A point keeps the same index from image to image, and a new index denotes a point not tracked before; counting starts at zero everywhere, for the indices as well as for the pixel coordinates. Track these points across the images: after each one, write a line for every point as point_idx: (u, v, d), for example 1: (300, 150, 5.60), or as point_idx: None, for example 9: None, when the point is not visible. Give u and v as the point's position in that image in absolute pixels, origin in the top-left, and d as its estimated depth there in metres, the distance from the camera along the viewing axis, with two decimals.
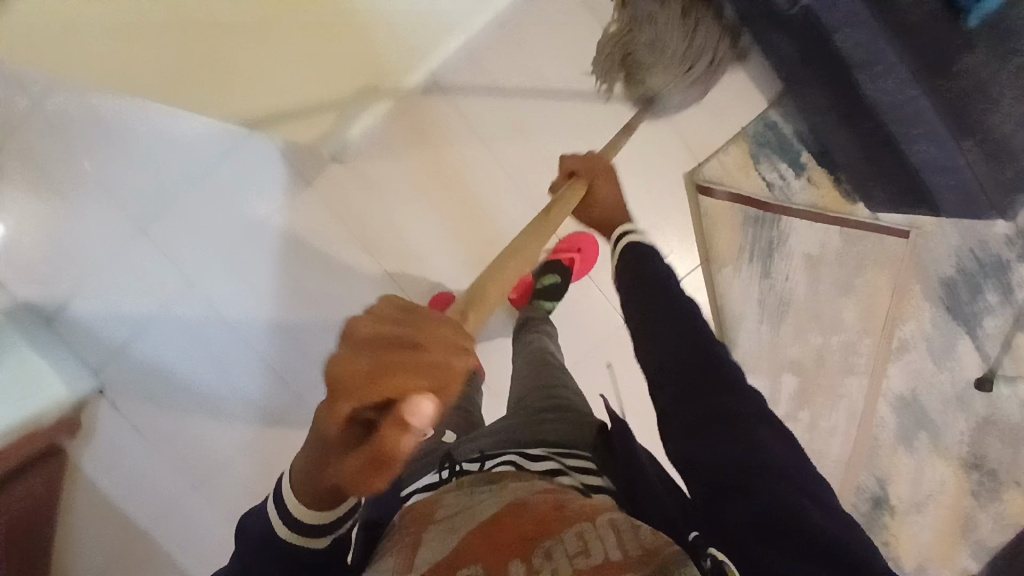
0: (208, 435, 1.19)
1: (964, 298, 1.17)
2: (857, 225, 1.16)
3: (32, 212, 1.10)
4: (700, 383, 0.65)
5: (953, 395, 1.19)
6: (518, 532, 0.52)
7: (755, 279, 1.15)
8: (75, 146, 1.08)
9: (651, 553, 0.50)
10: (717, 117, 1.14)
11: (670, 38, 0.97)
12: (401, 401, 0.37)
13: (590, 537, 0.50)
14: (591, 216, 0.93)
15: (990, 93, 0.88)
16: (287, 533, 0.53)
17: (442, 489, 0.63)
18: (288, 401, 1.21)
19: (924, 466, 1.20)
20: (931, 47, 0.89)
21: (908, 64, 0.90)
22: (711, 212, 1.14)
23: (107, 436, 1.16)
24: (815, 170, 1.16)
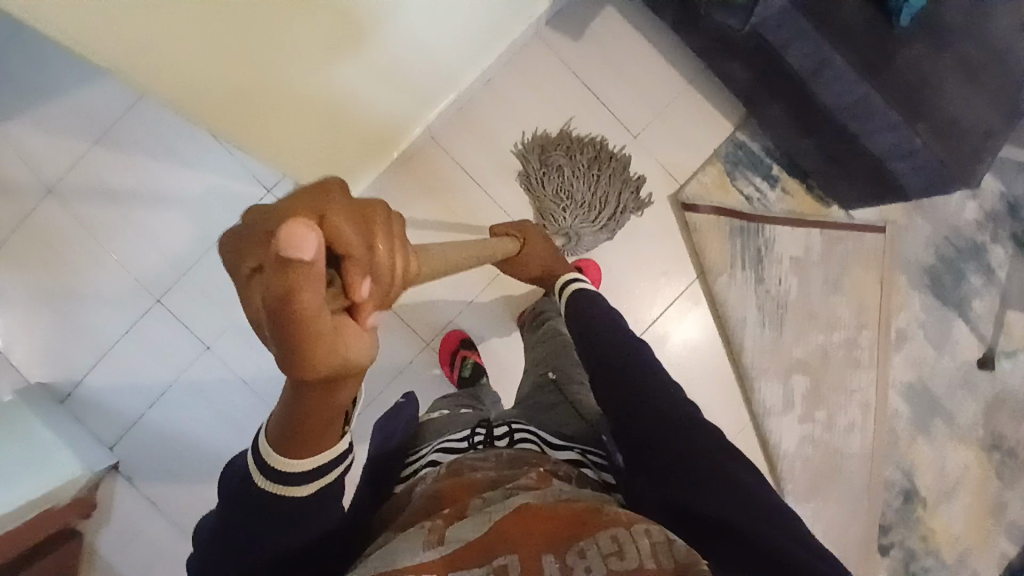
0: None
1: (948, 285, 1.23)
2: (835, 226, 1.23)
3: (48, 294, 1.12)
4: (680, 427, 0.67)
5: (958, 377, 1.22)
6: (552, 531, 0.55)
7: (750, 285, 1.21)
8: (89, 224, 1.12)
9: (683, 566, 0.52)
10: (689, 143, 1.24)
11: (575, 189, 1.18)
12: (278, 240, 0.30)
13: (623, 539, 0.53)
14: (531, 269, 1.02)
15: (932, 82, 0.99)
16: (262, 478, 0.46)
17: (471, 455, 0.69)
18: None
19: (945, 453, 1.21)
20: (872, 44, 0.98)
21: (854, 60, 0.98)
22: (700, 225, 1.21)
23: (119, 515, 1.14)
24: (787, 181, 1.24)
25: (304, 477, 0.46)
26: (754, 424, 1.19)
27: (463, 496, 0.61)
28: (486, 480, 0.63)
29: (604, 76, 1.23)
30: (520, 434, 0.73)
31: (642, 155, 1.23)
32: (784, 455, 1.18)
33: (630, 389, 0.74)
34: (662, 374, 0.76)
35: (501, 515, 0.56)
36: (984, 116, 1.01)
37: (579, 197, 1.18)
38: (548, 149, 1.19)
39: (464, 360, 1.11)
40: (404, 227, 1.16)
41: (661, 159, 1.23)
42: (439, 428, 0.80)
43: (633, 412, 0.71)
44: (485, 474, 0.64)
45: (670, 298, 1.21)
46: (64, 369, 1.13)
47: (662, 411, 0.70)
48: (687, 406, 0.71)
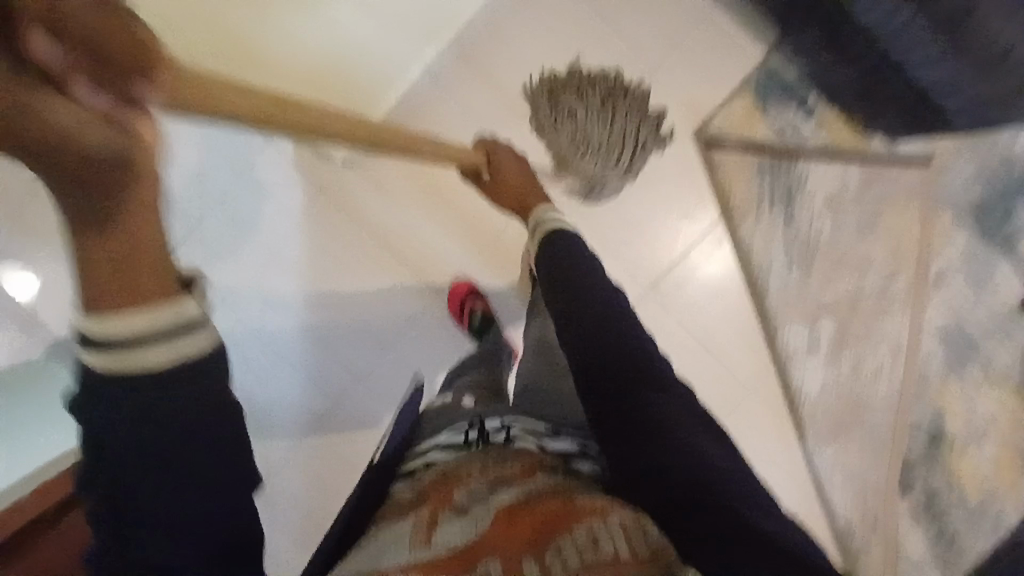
0: (266, 456, 1.16)
1: (994, 223, 1.15)
2: (873, 161, 1.15)
3: None
4: (637, 386, 0.65)
5: (996, 319, 1.17)
6: (529, 528, 0.54)
7: (777, 227, 1.15)
8: None
9: (656, 555, 0.48)
10: (714, 73, 1.15)
11: (592, 132, 1.08)
12: None
13: (599, 530, 0.50)
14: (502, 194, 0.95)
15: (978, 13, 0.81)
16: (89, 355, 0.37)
17: (466, 454, 0.70)
18: (335, 408, 1.17)
19: (976, 394, 1.17)
20: None
21: None
22: (725, 166, 1.15)
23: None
24: (823, 111, 1.15)
25: (128, 348, 0.37)
26: (777, 370, 1.16)
27: (450, 496, 0.63)
28: (472, 480, 0.65)
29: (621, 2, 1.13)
30: (514, 430, 0.75)
31: (664, 88, 1.14)
32: (806, 401, 1.16)
33: (592, 348, 0.69)
34: (639, 332, 0.71)
35: (484, 528, 0.55)
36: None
37: (595, 141, 1.08)
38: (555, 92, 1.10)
39: (472, 311, 1.12)
40: (411, 183, 1.16)
41: (684, 92, 1.15)
42: (436, 426, 0.81)
43: (600, 377, 0.67)
44: (471, 476, 0.65)
45: (691, 242, 1.16)
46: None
47: (633, 373, 0.66)
48: (660, 368, 0.68)
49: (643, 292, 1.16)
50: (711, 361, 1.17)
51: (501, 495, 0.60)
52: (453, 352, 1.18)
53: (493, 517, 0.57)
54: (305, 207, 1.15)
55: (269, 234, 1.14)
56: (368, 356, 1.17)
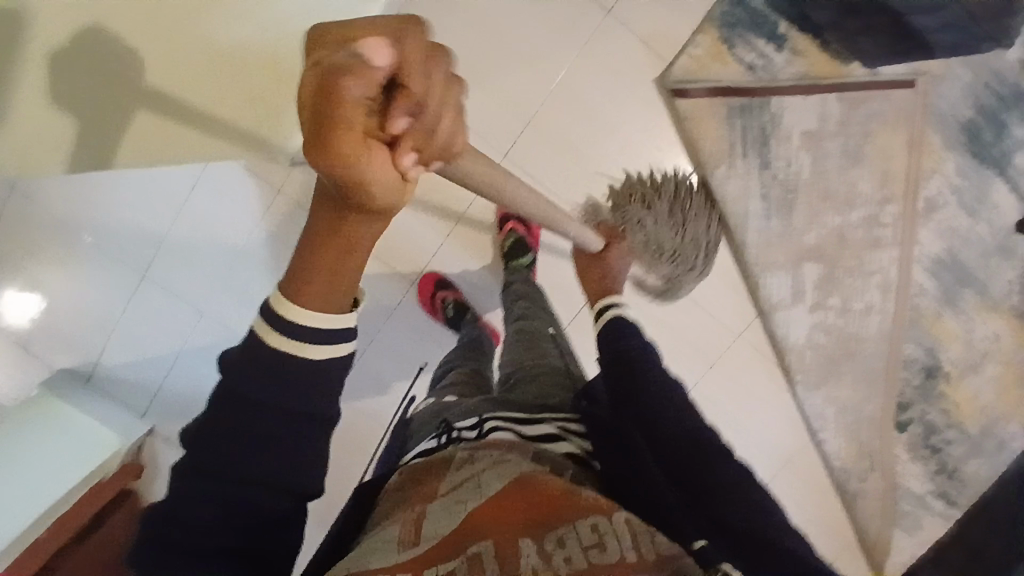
0: None
1: (989, 140, 1.09)
2: (855, 87, 1.06)
3: (51, 281, 1.11)
4: (673, 405, 0.65)
5: (994, 244, 1.12)
6: (524, 516, 0.46)
7: (753, 171, 1.07)
8: (67, 212, 1.09)
9: (665, 562, 0.44)
10: (675, 10, 1.05)
11: (663, 236, 1.02)
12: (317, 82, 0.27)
13: (605, 530, 0.45)
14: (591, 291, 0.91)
15: None
16: (260, 319, 0.37)
17: (443, 452, 0.60)
18: None
19: (974, 324, 1.14)
20: None
21: None
22: (692, 113, 1.06)
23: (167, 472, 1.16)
24: (797, 38, 1.05)
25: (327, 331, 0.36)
26: (761, 319, 1.13)
27: (435, 481, 0.54)
28: (454, 471, 0.55)
29: None
30: (489, 422, 0.65)
31: (621, 32, 1.05)
32: (793, 347, 1.13)
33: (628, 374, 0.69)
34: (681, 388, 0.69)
35: (476, 505, 0.48)
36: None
37: (669, 248, 1.03)
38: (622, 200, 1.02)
39: (444, 301, 1.12)
40: None
41: (643, 34, 1.06)
42: (405, 439, 0.70)
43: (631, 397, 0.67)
44: (449, 467, 0.56)
45: None
46: (80, 349, 1.14)
47: (683, 426, 0.63)
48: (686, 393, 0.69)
49: None
50: (691, 314, 1.14)
51: (489, 475, 0.52)
52: (429, 337, 1.17)
53: (483, 498, 0.48)
54: (262, 208, 1.09)
55: (232, 246, 1.10)
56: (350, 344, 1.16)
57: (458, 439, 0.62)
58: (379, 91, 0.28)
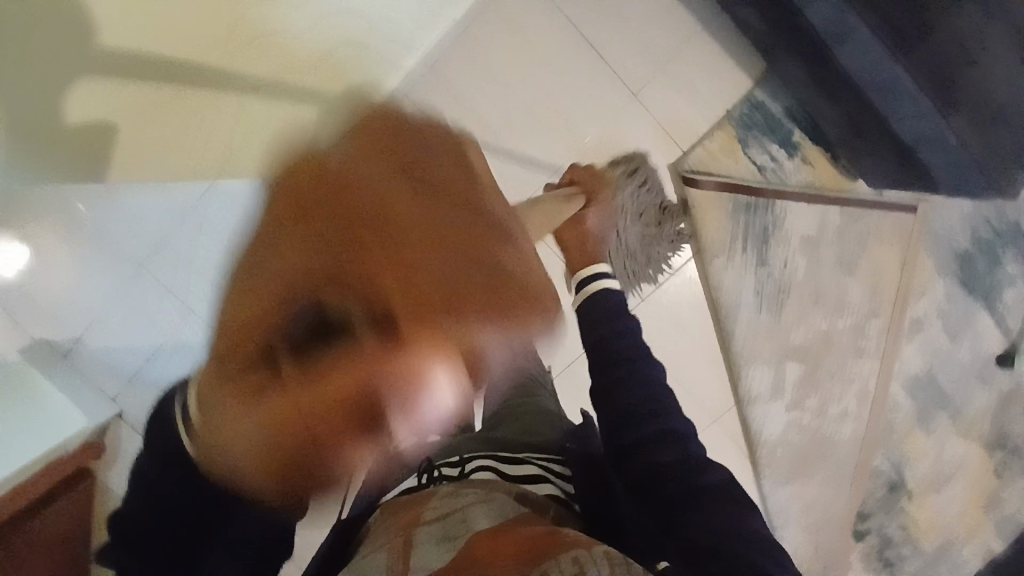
0: None
1: (982, 272, 1.13)
2: (856, 202, 1.11)
3: (56, 253, 1.08)
4: (645, 408, 0.70)
5: (972, 371, 1.16)
6: (509, 545, 0.46)
7: (750, 267, 1.11)
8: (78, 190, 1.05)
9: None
10: (697, 104, 1.08)
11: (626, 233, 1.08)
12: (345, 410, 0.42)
13: (584, 559, 0.43)
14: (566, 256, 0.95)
15: (970, 49, 0.82)
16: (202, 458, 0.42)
17: (427, 492, 0.62)
18: None
19: (944, 445, 1.17)
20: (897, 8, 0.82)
21: (871, 27, 0.83)
22: (698, 202, 1.09)
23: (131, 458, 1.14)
24: (809, 149, 1.10)
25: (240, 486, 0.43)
26: (739, 410, 1.13)
27: (422, 510, 0.57)
28: (440, 510, 0.56)
29: (603, 24, 1.06)
30: (473, 461, 0.67)
31: (641, 113, 1.08)
32: (765, 442, 1.13)
33: (608, 373, 0.75)
34: (659, 381, 0.74)
35: (466, 540, 0.49)
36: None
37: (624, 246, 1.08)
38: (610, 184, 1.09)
39: None
40: None
41: (662, 117, 1.08)
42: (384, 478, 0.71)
43: (611, 399, 0.73)
44: (435, 498, 0.59)
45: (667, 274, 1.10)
46: (61, 327, 1.10)
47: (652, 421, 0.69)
48: (664, 389, 0.73)
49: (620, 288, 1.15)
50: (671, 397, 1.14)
51: (476, 512, 0.54)
52: None
53: (473, 533, 0.50)
54: None
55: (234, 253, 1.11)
56: None
57: (440, 478, 0.65)
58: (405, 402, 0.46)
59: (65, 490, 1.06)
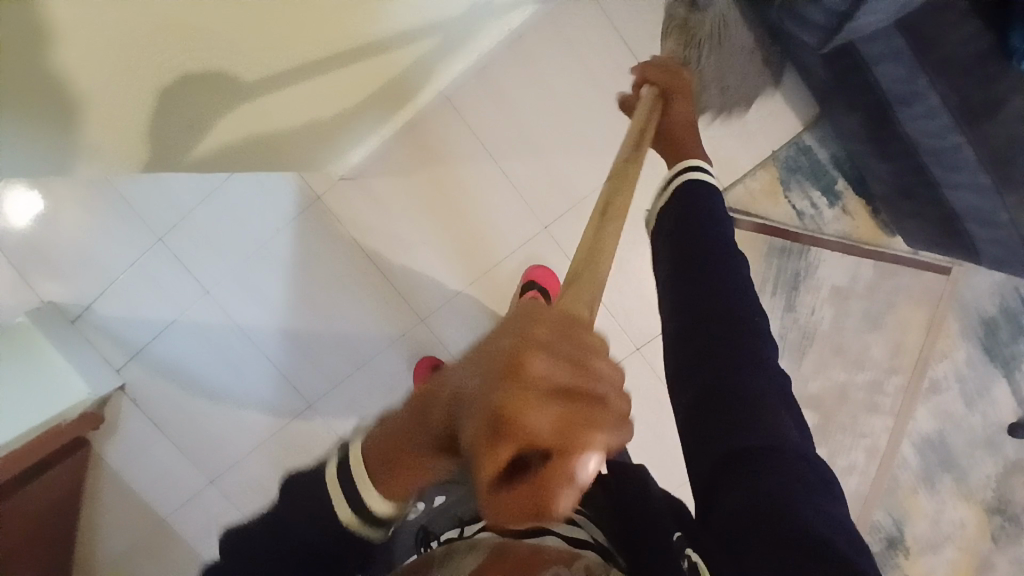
0: (225, 433, 1.15)
1: (1003, 339, 1.12)
2: (892, 258, 1.09)
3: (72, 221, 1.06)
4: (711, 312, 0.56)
5: (981, 438, 1.15)
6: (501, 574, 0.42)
7: (777, 312, 1.10)
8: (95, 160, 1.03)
9: None
10: (745, 141, 1.06)
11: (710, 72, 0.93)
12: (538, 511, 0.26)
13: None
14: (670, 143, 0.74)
15: None
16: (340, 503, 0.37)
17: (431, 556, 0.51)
18: (298, 407, 1.15)
19: (944, 507, 1.16)
20: (967, 83, 0.81)
21: (942, 94, 0.83)
22: (733, 242, 1.08)
23: (130, 430, 1.14)
24: (850, 199, 1.09)
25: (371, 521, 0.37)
26: None
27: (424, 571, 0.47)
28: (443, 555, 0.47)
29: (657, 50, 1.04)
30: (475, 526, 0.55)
31: None
32: None
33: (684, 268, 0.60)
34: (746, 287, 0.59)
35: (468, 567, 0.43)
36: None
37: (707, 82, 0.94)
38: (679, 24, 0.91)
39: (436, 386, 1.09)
40: (405, 217, 1.10)
41: (707, 151, 1.06)
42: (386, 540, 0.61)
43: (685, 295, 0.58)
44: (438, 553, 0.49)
45: None
46: (75, 291, 1.09)
47: (712, 327, 0.55)
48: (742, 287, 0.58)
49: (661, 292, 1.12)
50: None
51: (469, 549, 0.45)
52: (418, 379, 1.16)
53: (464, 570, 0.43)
54: (296, 212, 1.08)
55: (257, 238, 1.09)
56: (340, 363, 1.14)
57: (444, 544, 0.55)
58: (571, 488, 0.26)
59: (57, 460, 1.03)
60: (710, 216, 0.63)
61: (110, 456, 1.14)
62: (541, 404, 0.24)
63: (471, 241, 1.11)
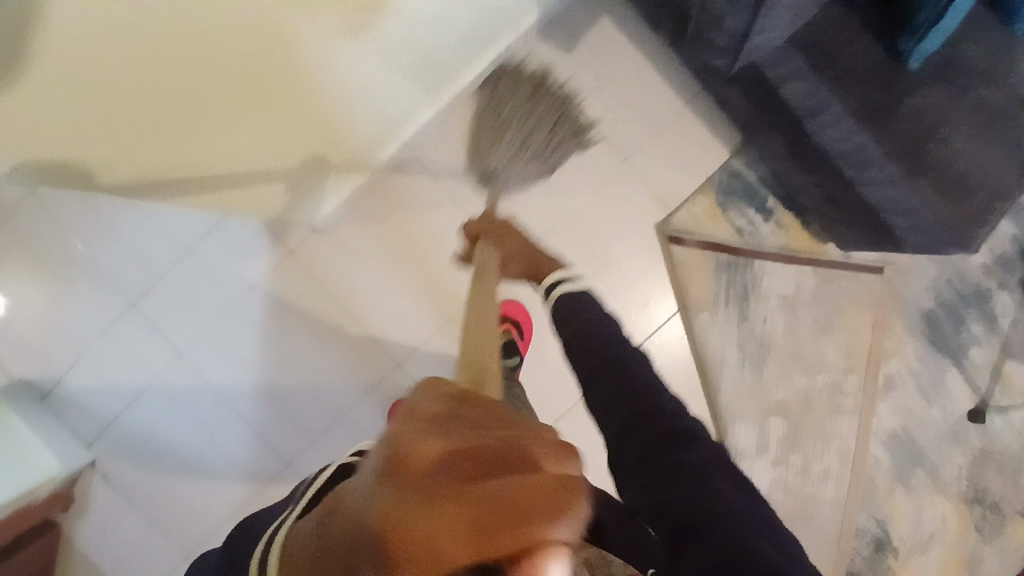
0: (198, 505, 1.11)
1: (947, 331, 1.19)
2: (829, 264, 1.18)
3: (39, 295, 1.07)
4: (634, 401, 0.60)
5: (945, 430, 1.19)
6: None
7: (733, 324, 1.17)
8: (68, 228, 1.06)
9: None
10: (682, 170, 1.17)
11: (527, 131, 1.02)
12: None
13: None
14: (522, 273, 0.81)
15: (939, 131, 0.95)
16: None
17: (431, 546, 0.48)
18: (274, 466, 1.12)
19: (924, 504, 1.18)
20: (873, 89, 0.96)
21: (843, 100, 0.96)
22: (684, 261, 1.16)
23: (98, 510, 1.10)
24: (782, 215, 1.19)
25: None
26: None
27: None
28: None
29: (594, 95, 1.16)
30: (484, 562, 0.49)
31: (628, 175, 1.16)
32: None
33: (600, 369, 0.64)
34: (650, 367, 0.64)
35: None
36: (981, 162, 0.95)
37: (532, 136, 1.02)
38: (511, 77, 1.05)
39: None
40: (372, 263, 1.13)
41: (647, 181, 1.16)
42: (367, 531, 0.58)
43: (606, 388, 0.62)
44: None
45: (658, 323, 1.16)
46: (45, 365, 1.08)
47: (639, 410, 0.59)
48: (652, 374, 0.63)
49: (628, 315, 1.15)
50: None
51: None
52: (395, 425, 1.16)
53: None
54: (271, 266, 1.11)
55: (230, 295, 1.10)
56: (316, 417, 1.12)
57: None
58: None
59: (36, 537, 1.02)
60: (598, 323, 0.68)
61: (82, 538, 1.10)
62: (453, 503, 0.27)
63: (437, 279, 1.14)
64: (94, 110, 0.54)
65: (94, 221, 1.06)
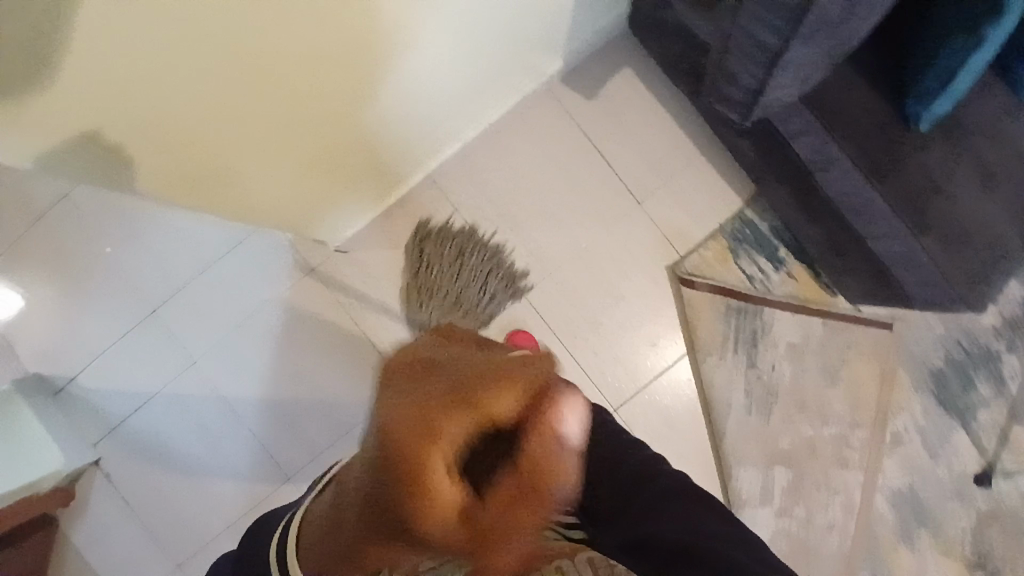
0: (195, 515, 1.11)
1: (955, 390, 1.19)
2: (837, 316, 1.20)
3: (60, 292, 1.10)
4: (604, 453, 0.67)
5: (951, 489, 1.18)
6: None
7: (740, 368, 1.18)
8: (95, 233, 1.09)
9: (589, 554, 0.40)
10: (695, 215, 1.20)
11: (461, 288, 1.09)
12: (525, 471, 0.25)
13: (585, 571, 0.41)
14: None
15: (944, 189, 0.98)
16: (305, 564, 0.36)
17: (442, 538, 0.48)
18: (275, 481, 1.12)
19: (927, 565, 1.16)
20: (879, 148, 0.98)
21: (851, 156, 0.98)
22: (694, 303, 1.18)
23: (95, 511, 1.10)
24: (793, 264, 1.21)
25: None
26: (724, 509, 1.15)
27: None
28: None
29: (613, 138, 1.20)
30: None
31: (642, 218, 1.19)
32: None
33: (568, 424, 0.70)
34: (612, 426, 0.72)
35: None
36: (983, 220, 0.98)
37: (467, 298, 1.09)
38: (435, 240, 1.12)
39: None
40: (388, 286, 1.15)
41: (660, 224, 1.20)
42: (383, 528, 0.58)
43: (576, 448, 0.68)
44: None
45: (666, 362, 1.18)
46: (60, 362, 1.10)
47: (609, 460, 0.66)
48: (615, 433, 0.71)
49: (634, 353, 1.17)
50: None
51: None
52: None
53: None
54: (289, 282, 1.14)
55: (247, 308, 1.13)
56: (322, 433, 1.13)
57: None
58: (550, 436, 0.25)
59: (27, 535, 1.04)
60: None
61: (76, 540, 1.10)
62: (437, 376, 0.26)
63: None
64: (150, 114, 0.48)
65: (120, 228, 1.08)
